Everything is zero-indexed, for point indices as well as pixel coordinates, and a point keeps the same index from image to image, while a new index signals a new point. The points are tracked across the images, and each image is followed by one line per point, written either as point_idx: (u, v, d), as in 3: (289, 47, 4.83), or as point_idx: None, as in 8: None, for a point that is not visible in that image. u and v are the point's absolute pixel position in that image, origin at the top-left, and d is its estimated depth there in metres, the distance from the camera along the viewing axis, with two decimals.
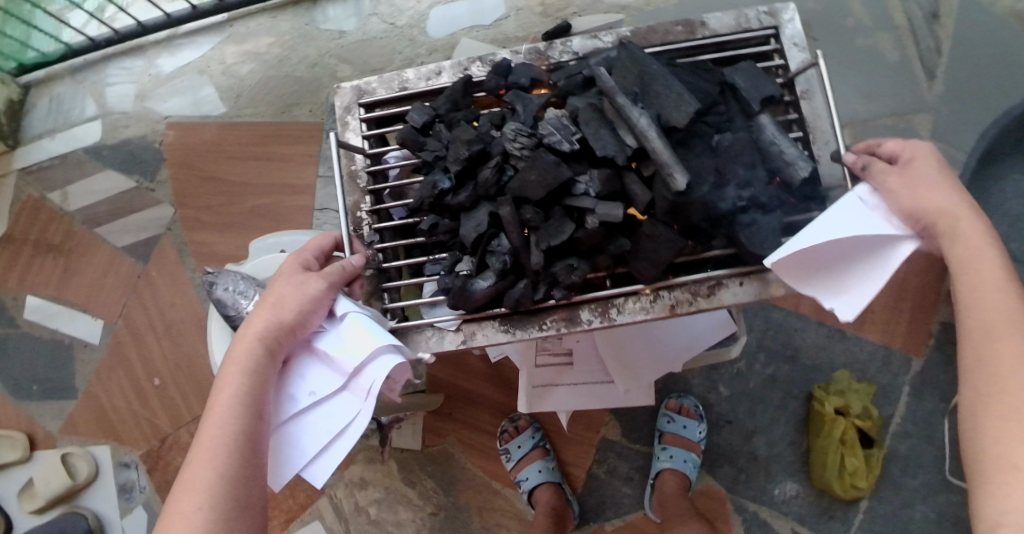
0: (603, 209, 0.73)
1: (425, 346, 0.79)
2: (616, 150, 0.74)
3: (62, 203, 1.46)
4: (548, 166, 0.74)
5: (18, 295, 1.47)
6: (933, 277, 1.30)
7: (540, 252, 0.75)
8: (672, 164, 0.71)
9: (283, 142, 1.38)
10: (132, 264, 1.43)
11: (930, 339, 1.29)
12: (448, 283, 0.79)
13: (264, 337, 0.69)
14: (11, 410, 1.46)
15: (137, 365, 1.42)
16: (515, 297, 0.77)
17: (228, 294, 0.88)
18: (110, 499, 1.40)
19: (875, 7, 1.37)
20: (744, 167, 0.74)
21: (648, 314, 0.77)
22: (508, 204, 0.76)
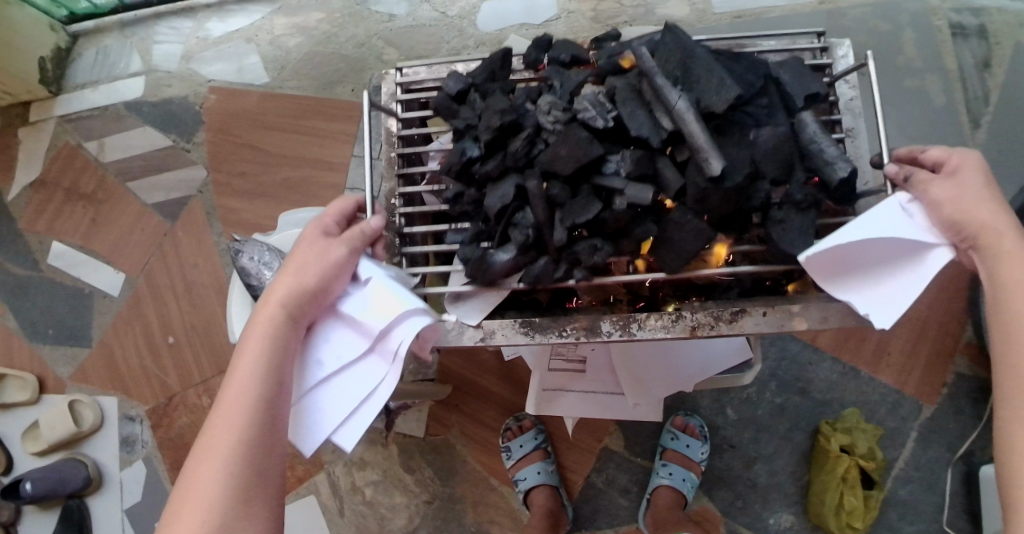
0: (633, 191, 0.69)
1: (440, 337, 0.75)
2: (650, 132, 0.69)
3: (97, 154, 1.48)
4: (580, 141, 0.71)
5: (45, 240, 1.49)
6: (955, 325, 1.29)
7: (564, 229, 0.71)
8: (708, 149, 0.66)
9: (322, 117, 1.39)
10: (159, 221, 1.44)
11: (944, 387, 1.28)
12: (468, 254, 0.75)
13: (288, 300, 0.68)
14: (26, 351, 1.48)
15: (153, 320, 1.43)
16: (536, 273, 0.72)
17: (252, 263, 0.90)
18: (113, 449, 1.43)
19: (927, 49, 1.36)
20: (779, 164, 0.70)
21: (667, 333, 0.73)
22: (536, 177, 0.72)
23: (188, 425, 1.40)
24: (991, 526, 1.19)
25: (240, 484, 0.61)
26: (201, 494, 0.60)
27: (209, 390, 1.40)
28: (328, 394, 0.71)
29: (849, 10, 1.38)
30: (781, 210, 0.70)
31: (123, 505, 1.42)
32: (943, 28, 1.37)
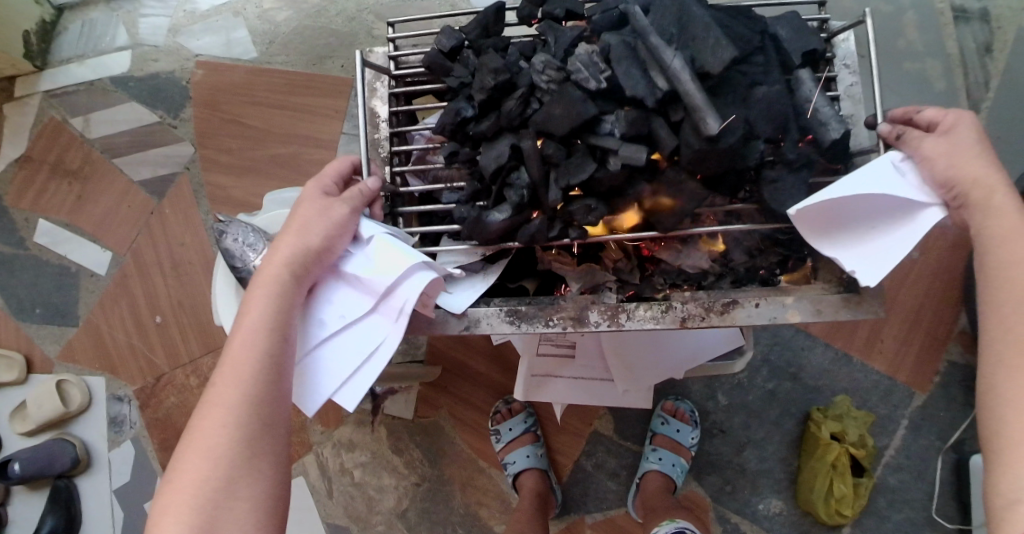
0: (627, 151, 0.66)
1: (428, 327, 0.73)
2: (645, 91, 0.66)
3: (84, 130, 1.45)
4: (576, 99, 0.67)
5: (30, 216, 1.47)
6: (950, 313, 1.28)
7: (559, 189, 0.69)
8: (704, 105, 0.63)
9: (311, 94, 1.36)
10: (146, 199, 1.42)
11: (936, 375, 1.27)
12: (463, 213, 0.73)
13: (290, 258, 0.68)
14: (13, 329, 1.47)
15: (140, 299, 1.42)
16: (530, 233, 0.69)
17: (237, 245, 0.88)
18: (100, 428, 1.42)
19: (929, 31, 1.34)
20: (775, 124, 0.67)
21: (656, 324, 0.70)
22: (530, 136, 0.69)
23: (176, 405, 1.39)
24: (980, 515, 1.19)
25: (244, 441, 0.61)
26: (204, 447, 0.60)
27: (197, 370, 1.39)
28: (332, 353, 0.70)
29: None
30: (774, 169, 0.68)
31: (111, 485, 1.42)
32: (945, 10, 1.34)
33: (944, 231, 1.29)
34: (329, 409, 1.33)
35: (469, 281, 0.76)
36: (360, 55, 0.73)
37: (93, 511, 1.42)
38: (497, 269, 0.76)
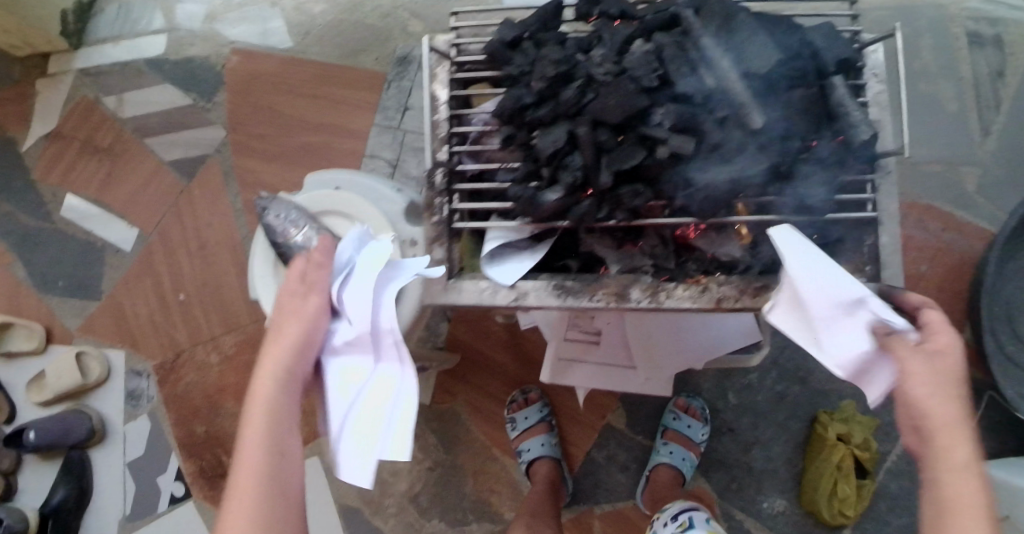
0: (676, 141, 0.70)
1: (476, 299, 0.76)
2: (694, 88, 0.70)
3: (115, 109, 1.48)
4: (631, 90, 0.70)
5: (58, 191, 1.49)
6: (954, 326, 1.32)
7: (610, 174, 0.71)
8: (749, 103, 0.68)
9: (345, 85, 1.38)
10: (176, 178, 1.45)
11: None
12: (517, 193, 0.75)
13: (284, 363, 0.66)
14: (34, 302, 1.49)
15: (164, 278, 1.44)
16: (580, 214, 0.72)
17: (279, 221, 0.92)
18: (117, 402, 1.44)
19: (946, 54, 1.39)
20: (809, 122, 0.71)
21: (694, 305, 0.73)
22: (586, 122, 0.72)
23: (195, 383, 1.41)
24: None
25: None
26: None
27: (217, 348, 1.41)
28: (353, 430, 0.67)
29: (873, 10, 1.39)
30: (807, 165, 0.72)
31: (124, 458, 1.44)
32: (961, 35, 1.39)
33: (951, 247, 1.34)
34: None
35: (517, 256, 0.78)
36: (428, 39, 0.79)
37: (106, 484, 1.44)
38: (544, 247, 0.79)
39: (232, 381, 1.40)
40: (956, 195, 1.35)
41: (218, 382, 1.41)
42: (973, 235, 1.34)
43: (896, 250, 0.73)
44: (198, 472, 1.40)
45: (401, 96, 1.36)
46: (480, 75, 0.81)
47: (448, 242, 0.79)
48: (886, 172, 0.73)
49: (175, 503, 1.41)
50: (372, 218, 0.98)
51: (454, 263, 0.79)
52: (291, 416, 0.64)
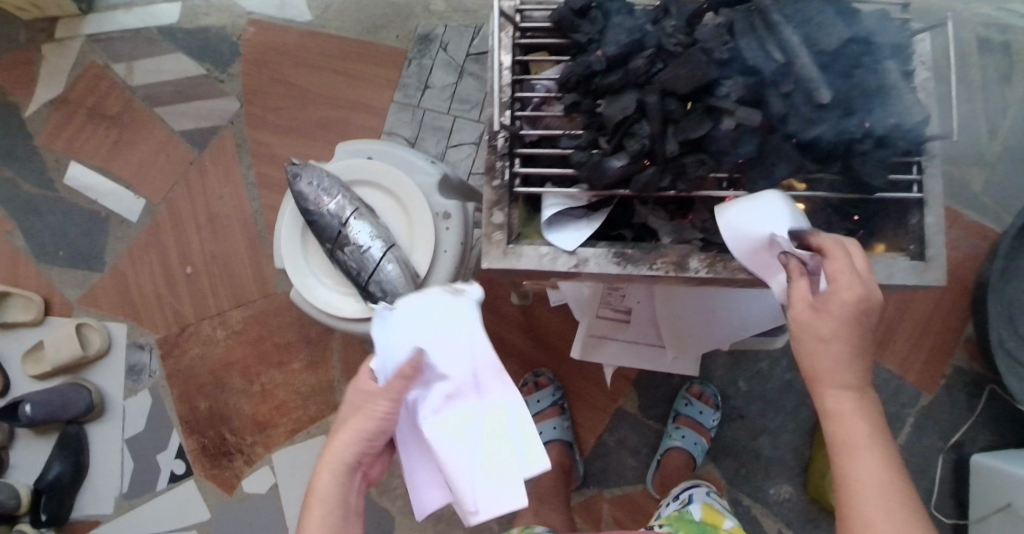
0: (743, 113, 0.69)
1: (536, 264, 0.75)
2: (763, 61, 0.69)
3: (125, 77, 1.45)
4: (703, 61, 0.69)
5: (63, 158, 1.46)
6: (957, 320, 1.35)
7: (677, 143, 0.71)
8: (817, 78, 0.67)
9: (364, 61, 1.37)
10: (187, 149, 1.42)
11: (942, 378, 1.34)
12: (581, 159, 0.75)
13: (351, 458, 0.65)
14: (33, 271, 1.45)
15: (171, 250, 1.42)
16: (643, 183, 0.72)
17: (312, 189, 0.96)
18: (117, 376, 1.40)
19: (957, 54, 1.41)
20: (866, 101, 0.69)
21: (750, 276, 0.72)
22: (655, 92, 0.71)
23: (200, 357, 1.39)
24: (976, 512, 1.24)
25: None
26: None
27: (224, 323, 1.39)
28: (473, 483, 0.67)
29: None
30: (864, 143, 0.70)
31: (123, 434, 1.40)
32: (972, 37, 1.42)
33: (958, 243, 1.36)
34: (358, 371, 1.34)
35: (574, 225, 0.77)
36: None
37: (102, 460, 1.40)
38: (600, 216, 0.79)
39: (238, 356, 1.38)
40: (962, 192, 1.38)
41: (224, 357, 1.38)
42: (978, 232, 1.36)
43: (940, 232, 0.72)
44: (200, 450, 1.37)
45: (421, 74, 1.34)
46: (546, 41, 0.81)
47: (507, 207, 0.77)
48: (931, 156, 0.74)
49: (176, 481, 1.37)
50: (404, 188, 0.99)
51: (513, 228, 0.77)
52: (352, 515, 0.65)
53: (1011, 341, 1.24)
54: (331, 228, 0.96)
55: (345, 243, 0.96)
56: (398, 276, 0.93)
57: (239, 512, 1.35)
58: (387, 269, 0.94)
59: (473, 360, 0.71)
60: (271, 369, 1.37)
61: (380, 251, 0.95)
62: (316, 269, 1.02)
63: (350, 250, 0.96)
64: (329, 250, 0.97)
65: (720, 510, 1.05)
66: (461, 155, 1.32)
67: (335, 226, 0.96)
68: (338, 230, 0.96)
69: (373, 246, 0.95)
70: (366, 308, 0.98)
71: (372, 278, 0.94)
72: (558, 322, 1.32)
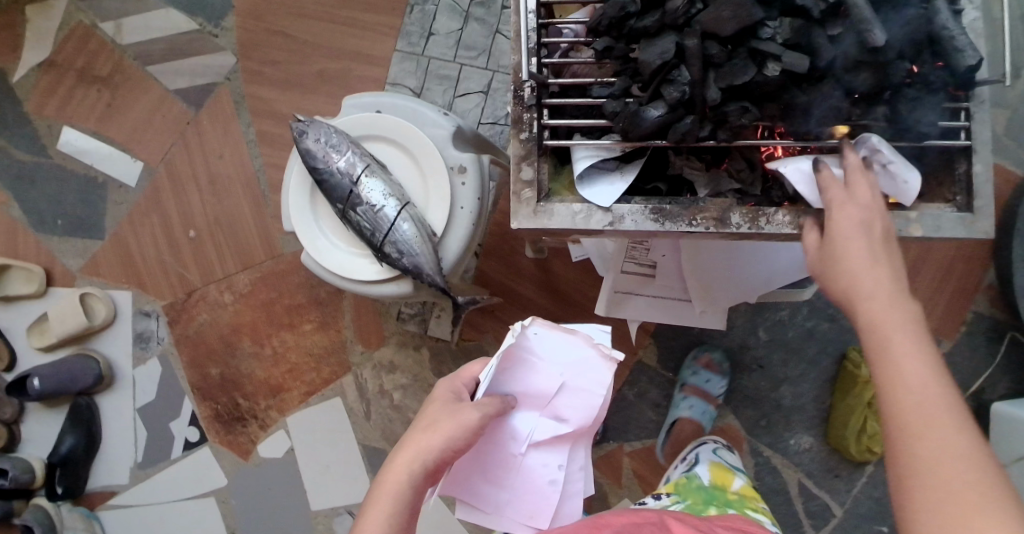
0: (790, 58, 0.61)
1: (569, 223, 0.69)
2: (811, 0, 0.61)
3: (114, 35, 1.39)
4: (748, 0, 0.60)
5: (54, 124, 1.41)
6: (981, 266, 1.21)
7: (719, 89, 0.63)
8: (872, 18, 0.59)
9: (365, 8, 1.31)
10: (183, 109, 1.37)
11: (964, 324, 1.21)
12: (614, 108, 0.67)
13: (434, 458, 0.62)
14: (31, 242, 1.41)
15: (173, 213, 1.38)
16: (683, 132, 0.64)
17: (319, 146, 0.93)
18: (125, 346, 1.38)
19: None
20: (916, 43, 0.62)
21: (794, 231, 0.66)
22: (695, 35, 0.62)
23: (208, 322, 1.36)
24: None
25: None
26: None
27: (231, 286, 1.36)
28: (521, 508, 0.74)
29: None
30: (911, 88, 0.63)
31: (135, 402, 1.37)
32: None
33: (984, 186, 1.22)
34: (370, 329, 1.31)
35: (607, 179, 0.70)
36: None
37: (114, 430, 1.38)
38: (634, 168, 0.71)
39: (247, 320, 1.35)
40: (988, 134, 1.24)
41: (233, 322, 1.35)
42: (1000, 174, 1.24)
43: (991, 180, 0.64)
44: (214, 416, 1.35)
45: (425, 21, 1.28)
46: None
47: (537, 161, 0.70)
48: (981, 101, 0.64)
49: (190, 449, 1.36)
50: (417, 143, 0.93)
51: (543, 184, 0.70)
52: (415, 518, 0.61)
53: None
54: (342, 187, 0.93)
55: (358, 203, 0.92)
56: (414, 236, 0.90)
57: (255, 477, 1.34)
58: (403, 229, 0.90)
59: (586, 421, 0.73)
60: (282, 332, 1.34)
61: (395, 210, 0.91)
62: (329, 236, 0.97)
63: (362, 210, 0.92)
64: (341, 211, 0.94)
65: (730, 468, 1.05)
66: (470, 105, 1.27)
67: (346, 185, 0.93)
68: (349, 190, 0.93)
69: (387, 206, 0.92)
70: (380, 270, 0.95)
71: (387, 239, 0.91)
72: (576, 276, 1.26)
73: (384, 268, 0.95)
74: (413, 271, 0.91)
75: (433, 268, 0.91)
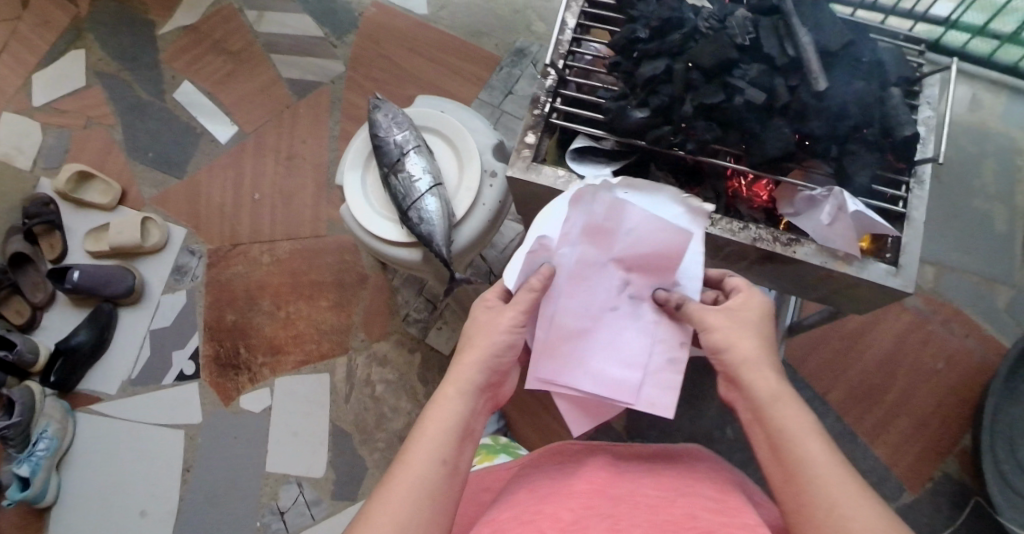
0: (751, 92, 0.77)
1: (552, 184, 0.83)
2: (777, 53, 0.78)
3: (254, 22, 1.65)
4: (727, 43, 0.78)
5: (178, 76, 1.65)
6: (956, 428, 1.28)
7: (692, 106, 0.79)
8: (818, 70, 0.76)
9: (463, 58, 1.54)
10: (288, 94, 1.59)
11: (929, 480, 1.26)
12: (608, 106, 0.84)
13: (495, 362, 0.67)
14: (121, 163, 1.61)
15: (246, 176, 1.57)
16: (658, 135, 0.81)
17: (386, 120, 1.11)
18: (162, 273, 1.53)
19: (1008, 178, 1.41)
20: (861, 111, 0.77)
21: (732, 238, 0.81)
22: (683, 61, 0.79)
23: (240, 274, 1.51)
24: None
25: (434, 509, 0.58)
26: (394, 515, 0.57)
27: (271, 250, 1.51)
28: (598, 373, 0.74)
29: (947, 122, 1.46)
30: (856, 144, 0.79)
31: (150, 324, 1.51)
32: None
33: (971, 354, 1.31)
34: (376, 322, 1.44)
35: (593, 165, 0.86)
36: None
37: (122, 343, 1.51)
38: (617, 165, 0.87)
39: (275, 282, 1.49)
40: (983, 309, 1.34)
41: (261, 280, 1.50)
42: (992, 346, 1.31)
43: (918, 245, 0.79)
44: (213, 358, 1.47)
45: (509, 81, 1.50)
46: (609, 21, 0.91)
47: (540, 133, 0.86)
48: (921, 180, 0.81)
49: (181, 381, 1.47)
50: (462, 142, 1.11)
51: (540, 151, 0.86)
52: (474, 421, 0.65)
53: (1007, 462, 1.18)
54: (392, 155, 1.09)
55: (400, 170, 1.08)
56: (436, 211, 1.04)
57: (229, 423, 1.43)
58: (429, 202, 1.04)
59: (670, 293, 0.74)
60: (299, 301, 1.47)
61: (427, 186, 1.06)
62: (364, 186, 1.14)
63: (402, 177, 1.07)
64: (384, 173, 1.09)
65: None
66: None
67: (395, 154, 1.09)
68: (397, 158, 1.09)
69: (422, 180, 1.06)
70: (400, 235, 1.09)
71: (413, 205, 1.05)
72: None
73: (404, 232, 1.09)
74: (426, 238, 1.04)
75: (442, 240, 1.03)
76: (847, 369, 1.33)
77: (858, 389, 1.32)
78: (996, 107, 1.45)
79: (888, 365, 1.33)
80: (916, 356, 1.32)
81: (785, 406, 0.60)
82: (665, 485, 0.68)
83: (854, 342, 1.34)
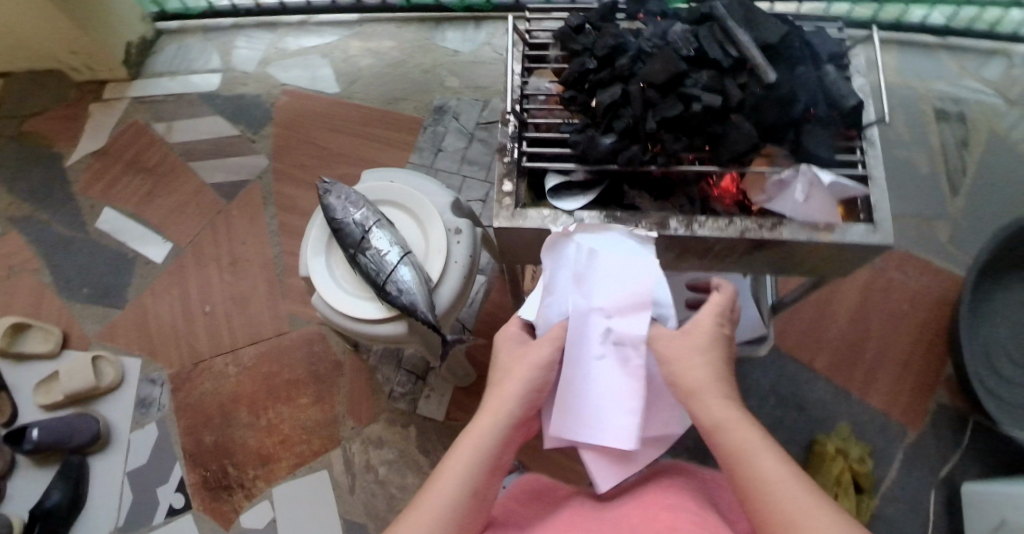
0: (707, 97, 0.81)
1: (542, 224, 0.83)
2: (721, 56, 0.82)
3: (165, 133, 1.62)
4: (674, 58, 0.81)
5: (97, 204, 1.59)
6: (937, 360, 1.36)
7: (655, 122, 0.82)
8: (764, 63, 0.81)
9: (386, 126, 1.56)
10: (217, 198, 1.56)
11: (928, 415, 1.32)
12: (574, 139, 0.85)
13: (524, 396, 0.69)
14: (56, 305, 1.53)
15: (193, 289, 1.52)
16: (629, 156, 0.82)
17: (340, 201, 1.10)
18: (126, 410, 1.46)
19: (915, 123, 1.53)
20: (810, 92, 0.81)
21: (722, 235, 0.81)
22: (637, 83, 0.82)
23: (209, 392, 1.46)
24: None
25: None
26: None
27: (236, 359, 1.47)
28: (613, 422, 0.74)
29: None
30: (810, 123, 0.83)
31: (125, 466, 1.43)
32: (929, 111, 1.54)
33: (928, 290, 1.40)
34: (362, 406, 1.42)
35: (572, 197, 0.86)
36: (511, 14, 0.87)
37: (100, 493, 1.42)
38: (594, 192, 0.87)
39: (247, 391, 1.45)
40: (927, 247, 1.44)
41: (234, 391, 1.45)
42: (945, 279, 1.41)
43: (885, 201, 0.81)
44: (202, 483, 1.40)
45: (435, 140, 1.52)
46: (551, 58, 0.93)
47: (516, 179, 0.86)
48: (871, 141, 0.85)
49: (172, 516, 1.39)
50: (423, 207, 1.12)
51: (520, 196, 0.85)
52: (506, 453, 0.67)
53: (992, 379, 1.26)
54: (355, 235, 1.08)
55: (367, 247, 1.07)
56: (413, 279, 1.04)
57: None
58: (405, 273, 1.04)
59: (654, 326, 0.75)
60: (279, 404, 1.44)
61: (398, 256, 1.06)
62: (335, 268, 1.12)
63: (370, 254, 1.07)
64: (351, 254, 1.08)
65: None
66: None
67: (358, 233, 1.08)
68: (360, 237, 1.08)
69: (392, 251, 1.06)
70: (380, 310, 1.08)
71: (389, 279, 1.05)
72: None
73: (386, 307, 1.08)
74: (411, 308, 1.03)
75: (427, 306, 1.03)
76: (822, 333, 1.40)
77: (841, 349, 1.38)
78: (891, 62, 1.58)
79: (856, 321, 1.40)
80: (881, 306, 1.41)
81: (736, 425, 0.63)
82: (644, 501, 0.67)
83: (820, 308, 1.42)
